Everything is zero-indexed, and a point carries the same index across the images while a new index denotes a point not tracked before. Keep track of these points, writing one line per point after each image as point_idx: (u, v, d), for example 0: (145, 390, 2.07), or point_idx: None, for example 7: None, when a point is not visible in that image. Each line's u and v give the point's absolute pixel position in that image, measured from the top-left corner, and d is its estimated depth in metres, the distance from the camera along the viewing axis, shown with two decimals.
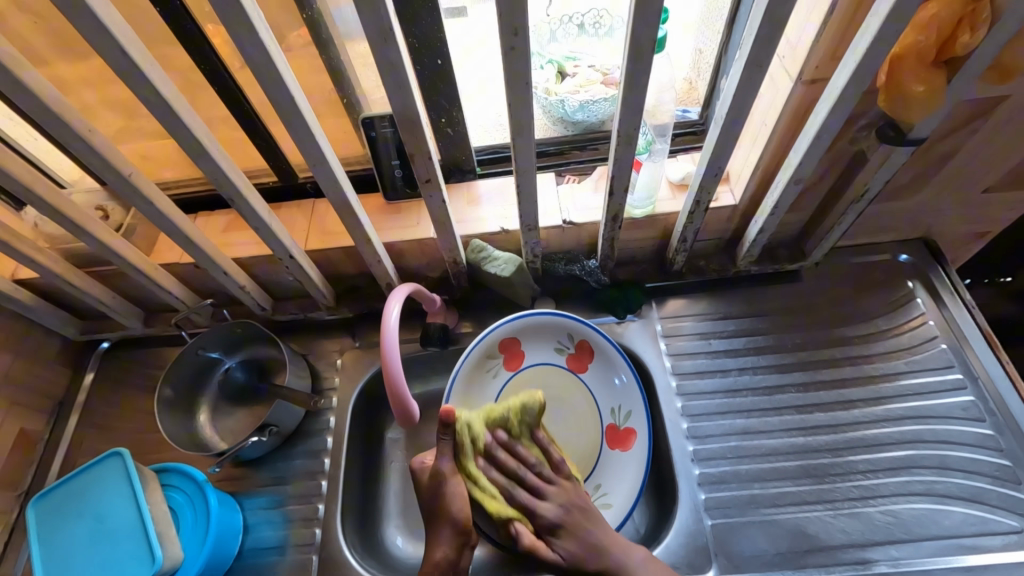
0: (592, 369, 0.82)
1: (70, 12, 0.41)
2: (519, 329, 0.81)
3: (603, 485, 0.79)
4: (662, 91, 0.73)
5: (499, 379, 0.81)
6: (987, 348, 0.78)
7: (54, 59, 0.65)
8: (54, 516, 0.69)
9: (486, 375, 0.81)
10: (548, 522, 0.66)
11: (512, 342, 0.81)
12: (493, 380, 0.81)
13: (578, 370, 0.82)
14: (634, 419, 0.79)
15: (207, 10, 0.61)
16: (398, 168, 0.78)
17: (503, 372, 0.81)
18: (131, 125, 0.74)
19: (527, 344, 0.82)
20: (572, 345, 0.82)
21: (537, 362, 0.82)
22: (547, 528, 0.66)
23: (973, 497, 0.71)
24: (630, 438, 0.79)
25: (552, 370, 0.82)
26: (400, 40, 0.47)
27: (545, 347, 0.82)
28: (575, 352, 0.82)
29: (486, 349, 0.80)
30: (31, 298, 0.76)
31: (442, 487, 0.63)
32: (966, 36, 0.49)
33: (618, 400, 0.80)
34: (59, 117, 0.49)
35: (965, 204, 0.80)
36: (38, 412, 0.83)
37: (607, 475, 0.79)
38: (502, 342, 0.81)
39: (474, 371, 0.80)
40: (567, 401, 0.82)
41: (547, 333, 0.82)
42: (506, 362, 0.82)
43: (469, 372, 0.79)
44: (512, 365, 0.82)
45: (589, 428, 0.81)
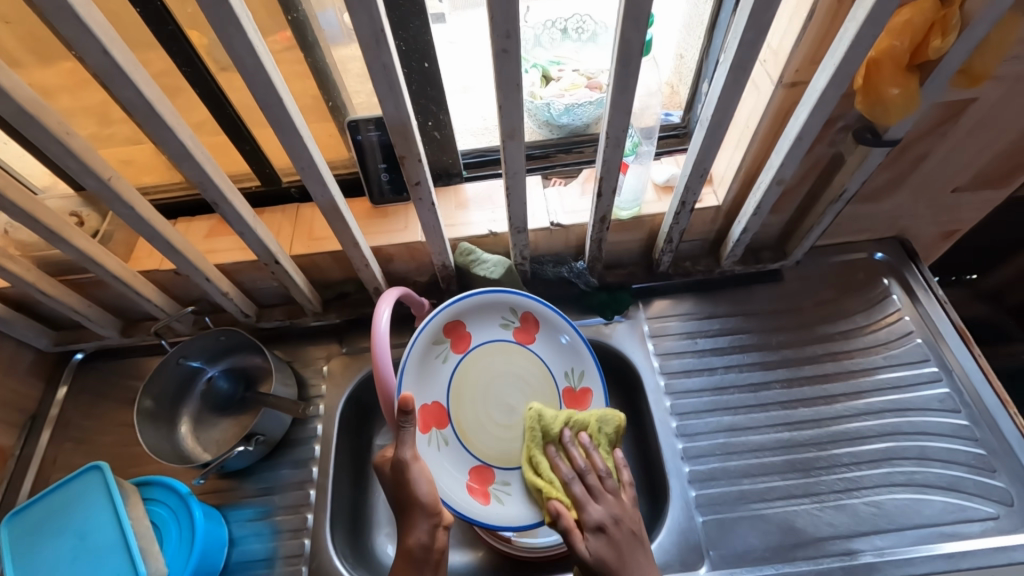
0: (540, 339, 0.79)
1: (50, 11, 0.40)
2: (462, 310, 0.74)
3: None
4: (649, 95, 0.74)
5: (448, 364, 0.73)
6: (960, 341, 0.80)
7: (26, 60, 0.63)
8: (27, 536, 0.66)
9: (435, 361, 0.72)
10: (593, 521, 0.65)
11: (458, 323, 0.74)
12: (443, 364, 0.73)
13: (527, 341, 0.78)
14: (590, 376, 0.79)
15: (190, 12, 0.60)
16: (385, 172, 0.77)
17: (452, 355, 0.73)
18: (108, 130, 0.72)
19: (473, 324, 0.75)
20: (517, 318, 0.78)
21: (485, 340, 0.76)
22: (591, 526, 0.65)
23: (951, 486, 0.73)
24: (587, 396, 0.79)
25: (501, 346, 0.76)
26: (391, 44, 0.47)
27: (492, 323, 0.76)
28: (522, 324, 0.78)
29: (430, 334, 0.71)
30: (1, 308, 0.73)
31: (405, 474, 0.62)
32: (937, 41, 0.51)
33: (571, 362, 0.80)
34: (35, 119, 0.47)
35: (936, 204, 0.83)
36: (8, 427, 0.79)
37: None
38: (445, 325, 0.73)
39: (423, 358, 0.70)
40: (520, 371, 0.76)
41: (491, 310, 0.77)
42: (454, 345, 0.74)
43: (418, 361, 0.70)
44: (459, 348, 0.74)
45: (548, 396, 0.77)
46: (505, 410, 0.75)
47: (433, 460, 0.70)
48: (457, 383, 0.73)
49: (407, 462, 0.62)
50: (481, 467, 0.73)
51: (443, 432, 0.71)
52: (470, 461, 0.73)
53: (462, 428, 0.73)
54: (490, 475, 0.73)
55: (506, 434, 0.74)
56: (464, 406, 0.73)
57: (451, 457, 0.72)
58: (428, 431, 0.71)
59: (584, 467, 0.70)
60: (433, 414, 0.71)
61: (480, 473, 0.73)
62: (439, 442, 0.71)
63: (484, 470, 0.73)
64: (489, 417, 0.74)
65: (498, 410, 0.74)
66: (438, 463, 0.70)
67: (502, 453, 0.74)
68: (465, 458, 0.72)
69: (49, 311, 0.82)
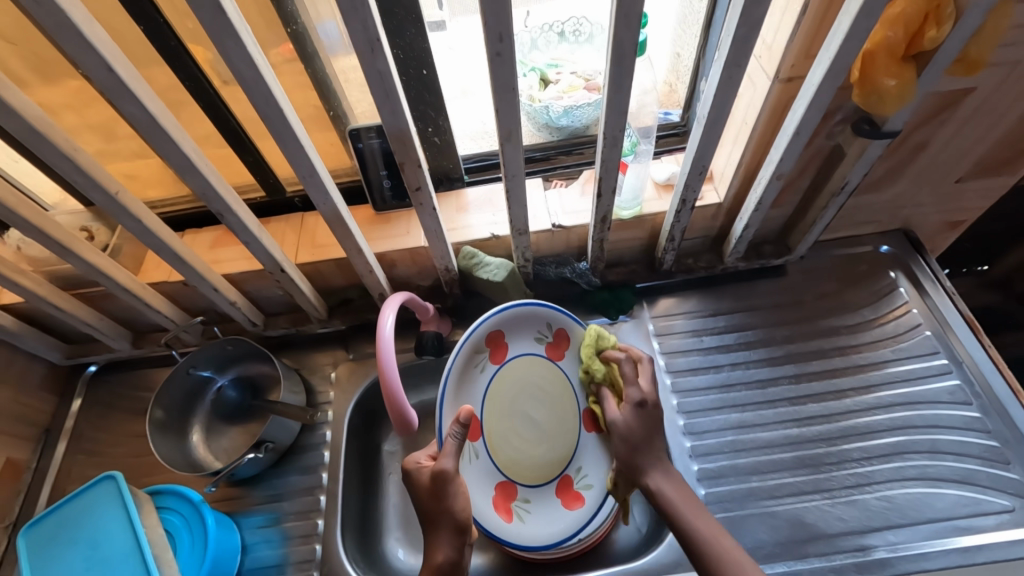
0: (569, 358, 0.78)
1: (54, 31, 0.41)
2: (503, 321, 0.74)
3: (583, 468, 0.77)
4: (645, 93, 0.75)
5: (485, 374, 0.73)
6: (969, 332, 0.80)
7: (36, 81, 0.65)
8: (44, 547, 0.67)
9: (474, 371, 0.72)
10: (633, 399, 0.69)
11: (496, 334, 0.74)
12: (480, 374, 0.73)
13: (556, 358, 0.77)
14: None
15: (191, 27, 0.61)
16: (387, 179, 0.78)
17: (489, 366, 0.73)
18: (115, 146, 0.74)
19: (511, 336, 0.75)
20: (551, 333, 0.77)
21: (520, 353, 0.76)
22: (631, 403, 0.69)
23: (964, 478, 0.72)
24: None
25: (533, 361, 0.76)
26: (387, 51, 0.48)
27: (526, 336, 0.76)
28: (554, 340, 0.77)
29: (473, 343, 0.72)
30: (14, 323, 0.75)
31: (446, 487, 0.61)
32: (932, 31, 0.51)
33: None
34: (43, 136, 0.48)
35: (941, 195, 0.82)
36: (23, 440, 0.81)
37: (588, 458, 0.77)
38: (486, 335, 0.73)
39: (463, 369, 0.71)
40: (548, 387, 0.77)
41: (527, 323, 0.76)
42: (492, 355, 0.74)
43: (458, 372, 0.71)
44: (496, 359, 0.74)
45: (571, 415, 0.77)
46: (529, 425, 0.76)
47: (468, 473, 0.71)
48: (490, 395, 0.74)
49: (449, 474, 0.62)
50: (505, 482, 0.74)
51: (474, 445, 0.73)
52: (497, 476, 0.74)
53: (490, 440, 0.74)
54: (513, 491, 0.75)
55: (529, 450, 0.75)
56: (493, 418, 0.74)
57: (481, 471, 0.73)
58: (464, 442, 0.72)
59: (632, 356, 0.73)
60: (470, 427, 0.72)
61: (504, 489, 0.74)
62: (470, 456, 0.72)
63: (507, 486, 0.74)
64: (515, 432, 0.75)
65: (523, 424, 0.75)
66: (472, 476, 0.72)
67: (524, 467, 0.75)
68: (491, 472, 0.73)
69: (61, 325, 0.83)
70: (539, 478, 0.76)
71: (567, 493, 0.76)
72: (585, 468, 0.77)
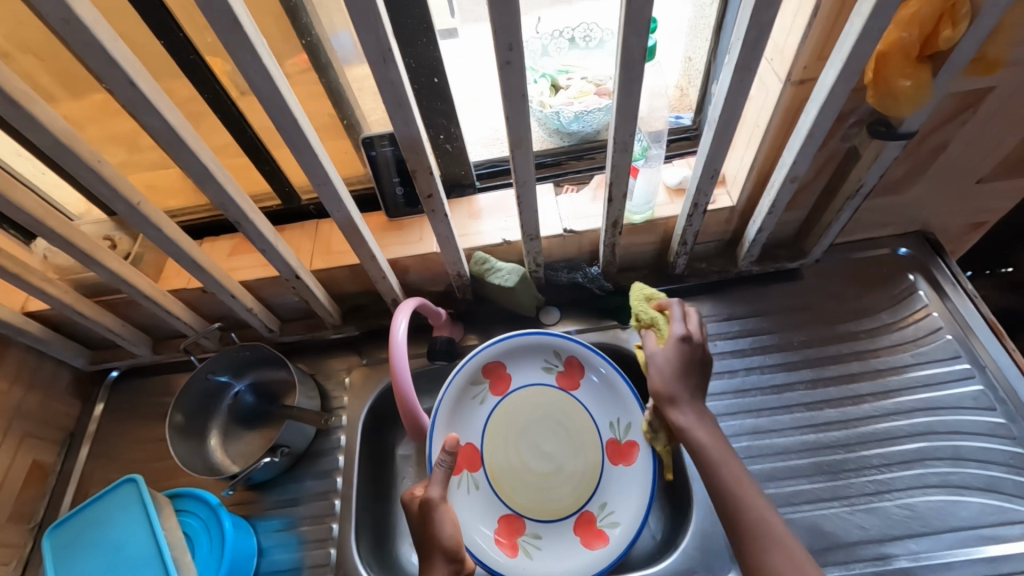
0: (584, 388, 0.79)
1: (80, 47, 0.43)
2: (502, 352, 0.79)
3: (608, 504, 0.75)
4: (655, 98, 0.75)
5: (485, 406, 0.78)
6: (993, 336, 0.78)
7: (63, 96, 0.67)
8: (67, 549, 0.69)
9: (473, 402, 0.78)
10: (678, 334, 0.66)
11: (497, 365, 0.79)
12: (479, 405, 0.78)
13: (571, 387, 0.79)
14: (636, 431, 0.77)
15: (210, 41, 0.63)
16: (400, 186, 0.79)
17: (489, 397, 0.78)
18: (137, 157, 0.76)
19: (513, 365, 0.80)
20: (561, 362, 0.80)
21: (525, 383, 0.79)
22: (676, 338, 0.66)
23: (989, 486, 0.70)
24: (633, 452, 0.76)
25: (542, 392, 0.79)
26: (399, 61, 0.49)
27: (533, 366, 0.80)
28: (565, 369, 0.80)
29: (468, 374, 0.77)
30: (41, 329, 0.77)
31: (432, 514, 0.60)
32: (948, 31, 0.50)
33: (616, 413, 0.78)
34: (70, 149, 0.50)
35: (961, 195, 0.81)
36: (49, 443, 0.83)
37: (613, 493, 0.76)
38: (485, 366, 0.79)
39: (458, 399, 0.76)
40: (560, 420, 0.78)
41: (532, 353, 0.80)
42: (492, 386, 0.79)
43: (453, 402, 0.76)
44: (497, 390, 0.79)
45: (584, 447, 0.77)
46: (542, 459, 0.77)
47: (461, 503, 0.74)
48: (492, 426, 0.77)
49: (434, 502, 0.61)
50: (512, 515, 0.76)
51: (473, 475, 0.76)
52: (500, 508, 0.75)
53: (494, 472, 0.76)
54: (520, 526, 0.75)
55: (540, 484, 0.76)
56: (499, 450, 0.77)
57: (479, 501, 0.75)
58: (460, 473, 0.75)
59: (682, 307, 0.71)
60: (468, 457, 0.76)
61: (509, 522, 0.75)
62: (469, 486, 0.75)
63: (514, 520, 0.75)
64: (526, 464, 0.77)
65: (535, 457, 0.77)
66: (465, 506, 0.74)
67: (534, 502, 0.76)
68: (494, 503, 0.75)
69: (85, 331, 0.86)
70: (551, 514, 0.76)
71: (587, 531, 0.75)
72: (610, 505, 0.75)
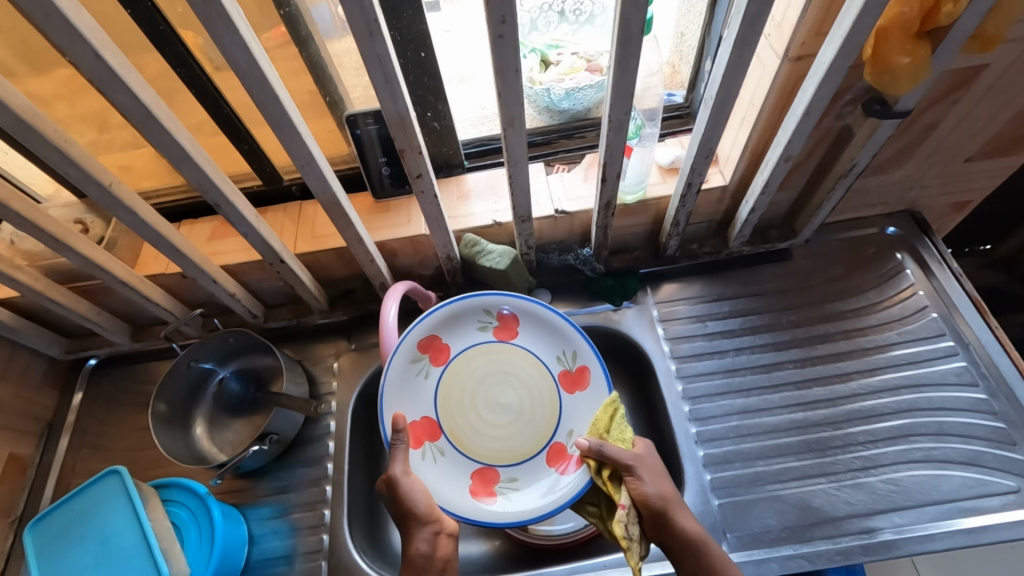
0: (525, 332, 0.78)
1: (38, 17, 0.39)
2: (434, 324, 0.75)
3: (575, 429, 0.74)
4: (651, 75, 0.73)
5: (430, 379, 0.75)
6: (976, 314, 0.79)
7: (22, 70, 0.63)
8: (51, 543, 0.67)
9: (417, 379, 0.74)
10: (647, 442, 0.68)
11: (431, 339, 0.75)
12: (425, 380, 0.74)
13: (511, 336, 0.77)
14: (583, 355, 0.75)
15: (181, 11, 0.59)
16: (386, 165, 0.77)
17: (433, 369, 0.75)
18: (108, 136, 0.72)
19: (449, 335, 0.76)
20: (493, 317, 0.77)
21: (463, 348, 0.76)
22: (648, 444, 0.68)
23: (970, 460, 0.72)
24: (585, 376, 0.75)
25: (483, 348, 0.76)
26: (386, 34, 0.46)
27: (469, 329, 0.77)
28: (500, 322, 0.77)
29: (405, 355, 0.73)
30: (12, 318, 0.74)
31: (399, 489, 0.62)
32: (949, 6, 0.49)
33: (560, 346, 0.77)
34: (33, 127, 0.47)
35: (949, 174, 0.81)
36: (27, 435, 0.80)
37: (575, 418, 0.75)
38: (419, 342, 0.75)
39: (402, 379, 0.73)
40: (506, 367, 0.76)
41: (465, 318, 0.77)
42: (433, 359, 0.75)
43: (398, 384, 0.72)
44: (439, 360, 0.75)
45: (540, 388, 0.76)
46: (498, 410, 0.75)
47: (429, 474, 0.71)
48: (444, 395, 0.75)
49: (398, 478, 0.63)
50: (484, 468, 0.74)
51: (436, 443, 0.73)
52: (472, 465, 0.74)
53: (456, 435, 0.74)
54: (495, 475, 0.74)
55: (503, 434, 0.75)
56: (455, 413, 0.74)
57: (449, 465, 0.73)
58: (422, 445, 0.73)
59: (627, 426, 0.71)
60: (425, 429, 0.73)
61: (483, 475, 0.74)
62: (434, 455, 0.73)
63: (487, 471, 0.74)
64: (488, 420, 0.75)
65: (491, 411, 0.75)
66: (435, 475, 0.71)
67: (502, 451, 0.75)
68: (465, 462, 0.74)
69: (59, 319, 0.82)
70: (521, 457, 0.74)
71: (561, 459, 0.73)
72: (577, 430, 0.74)
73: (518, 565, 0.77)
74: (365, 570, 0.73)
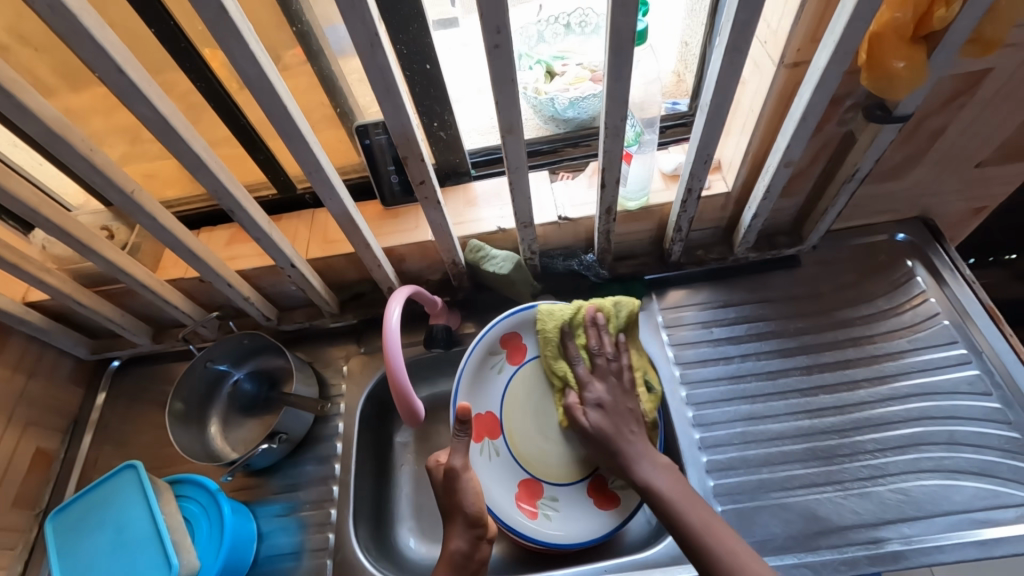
0: None
1: (66, 35, 0.43)
2: (518, 323, 0.79)
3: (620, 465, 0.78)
4: (649, 84, 0.74)
5: (503, 375, 0.79)
6: (990, 322, 0.77)
7: (57, 87, 0.67)
8: (70, 533, 0.70)
9: (491, 371, 0.78)
10: (594, 398, 0.74)
11: (514, 336, 0.80)
12: (497, 376, 0.79)
13: None
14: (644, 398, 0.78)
15: (201, 29, 0.63)
16: (395, 174, 0.79)
17: (507, 367, 0.79)
18: (136, 149, 0.77)
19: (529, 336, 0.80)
20: None
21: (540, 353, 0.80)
22: (592, 402, 0.74)
23: (983, 471, 0.70)
24: None
25: None
26: (387, 46, 0.48)
27: None
28: None
29: (486, 346, 0.78)
30: (42, 319, 0.78)
31: (456, 483, 0.63)
32: (942, 11, 0.49)
33: None
34: (61, 137, 0.50)
35: (960, 180, 0.80)
36: (53, 431, 0.84)
37: None
38: (502, 337, 0.79)
39: (477, 368, 0.77)
40: None
41: None
42: (510, 356, 0.79)
43: (472, 371, 0.77)
44: (514, 359, 0.79)
45: None
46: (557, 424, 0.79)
47: (483, 469, 0.75)
48: (511, 393, 0.79)
49: (458, 471, 0.63)
50: (530, 479, 0.78)
51: (494, 442, 0.77)
52: (519, 473, 0.77)
53: (513, 437, 0.78)
54: (539, 489, 0.78)
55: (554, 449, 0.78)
56: (517, 415, 0.78)
57: (500, 467, 0.77)
58: (481, 440, 0.77)
59: (593, 348, 0.76)
60: (486, 424, 0.78)
61: (528, 486, 0.77)
62: (490, 453, 0.77)
63: (532, 483, 0.78)
64: (542, 430, 0.78)
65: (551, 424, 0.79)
66: (487, 472, 0.76)
67: (549, 465, 0.78)
68: (514, 468, 0.77)
69: (86, 320, 0.86)
70: (565, 477, 0.78)
71: (602, 494, 0.78)
72: None
73: (520, 568, 0.77)
74: (370, 568, 0.74)
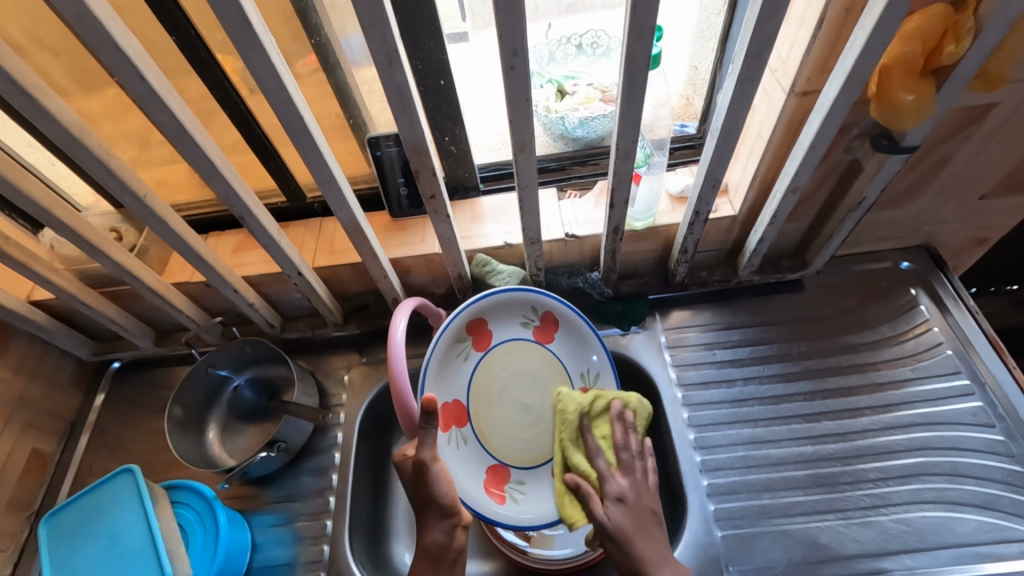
0: (559, 339, 0.79)
1: (92, 42, 0.43)
2: (484, 309, 0.75)
3: None
4: (658, 105, 0.75)
5: (469, 362, 0.75)
6: (993, 353, 0.77)
7: (74, 90, 0.68)
8: (61, 538, 0.69)
9: (457, 359, 0.74)
10: (616, 491, 0.68)
11: (479, 323, 0.76)
12: (463, 363, 0.74)
13: (546, 340, 0.78)
14: (605, 378, 0.79)
15: (221, 39, 0.64)
16: (404, 186, 0.79)
17: (472, 353, 0.75)
18: (148, 153, 0.77)
19: (494, 323, 0.77)
20: (537, 317, 0.78)
21: (504, 339, 0.77)
22: (614, 496, 0.67)
23: (985, 504, 0.70)
24: None
25: (518, 346, 0.77)
26: (405, 63, 0.49)
27: (511, 322, 0.77)
28: (541, 324, 0.78)
29: (452, 333, 0.73)
30: (46, 319, 0.78)
31: (426, 475, 0.62)
32: (951, 46, 0.51)
33: (586, 363, 0.79)
34: (79, 141, 0.51)
35: (964, 211, 0.81)
36: (50, 432, 0.84)
37: None
38: (467, 324, 0.75)
39: (444, 357, 0.73)
40: (535, 371, 0.77)
41: (510, 310, 0.77)
42: (475, 343, 0.75)
43: (438, 361, 0.72)
44: (480, 346, 0.75)
45: None
46: (521, 410, 0.76)
47: (452, 459, 0.71)
48: (477, 382, 0.75)
49: (426, 464, 0.62)
50: (498, 465, 0.75)
51: (462, 431, 0.74)
52: (486, 460, 0.75)
53: (480, 426, 0.75)
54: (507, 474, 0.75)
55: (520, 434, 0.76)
56: (481, 403, 0.75)
57: (468, 456, 0.73)
58: (449, 430, 0.73)
59: (619, 441, 0.71)
60: (454, 413, 0.73)
61: (496, 472, 0.75)
62: (458, 441, 0.73)
63: (501, 469, 0.75)
64: (506, 416, 0.75)
65: (515, 409, 0.76)
66: (455, 462, 0.72)
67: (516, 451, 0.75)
68: (483, 456, 0.74)
69: (89, 321, 0.86)
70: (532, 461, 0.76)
71: None
72: None
73: None
74: None
